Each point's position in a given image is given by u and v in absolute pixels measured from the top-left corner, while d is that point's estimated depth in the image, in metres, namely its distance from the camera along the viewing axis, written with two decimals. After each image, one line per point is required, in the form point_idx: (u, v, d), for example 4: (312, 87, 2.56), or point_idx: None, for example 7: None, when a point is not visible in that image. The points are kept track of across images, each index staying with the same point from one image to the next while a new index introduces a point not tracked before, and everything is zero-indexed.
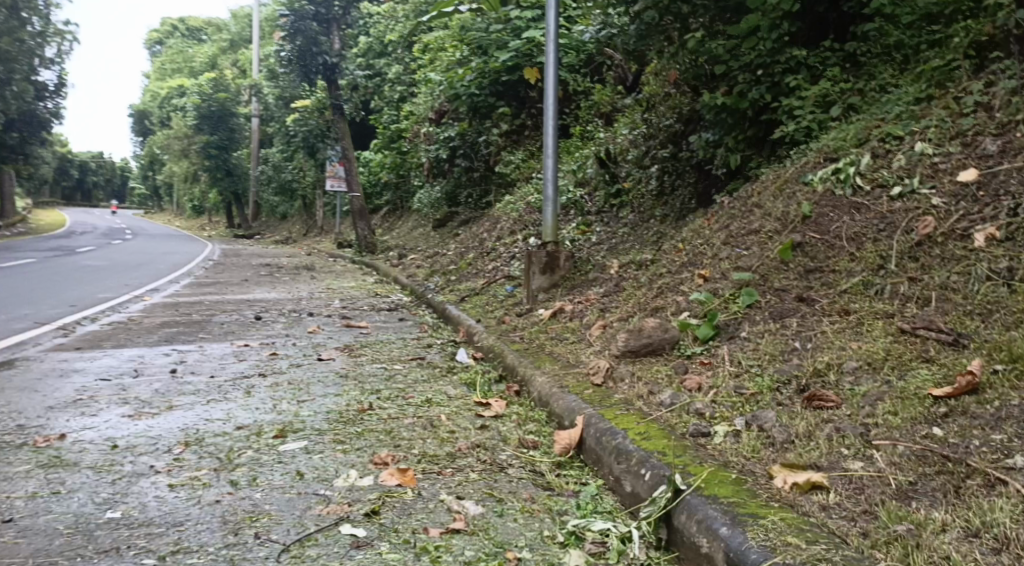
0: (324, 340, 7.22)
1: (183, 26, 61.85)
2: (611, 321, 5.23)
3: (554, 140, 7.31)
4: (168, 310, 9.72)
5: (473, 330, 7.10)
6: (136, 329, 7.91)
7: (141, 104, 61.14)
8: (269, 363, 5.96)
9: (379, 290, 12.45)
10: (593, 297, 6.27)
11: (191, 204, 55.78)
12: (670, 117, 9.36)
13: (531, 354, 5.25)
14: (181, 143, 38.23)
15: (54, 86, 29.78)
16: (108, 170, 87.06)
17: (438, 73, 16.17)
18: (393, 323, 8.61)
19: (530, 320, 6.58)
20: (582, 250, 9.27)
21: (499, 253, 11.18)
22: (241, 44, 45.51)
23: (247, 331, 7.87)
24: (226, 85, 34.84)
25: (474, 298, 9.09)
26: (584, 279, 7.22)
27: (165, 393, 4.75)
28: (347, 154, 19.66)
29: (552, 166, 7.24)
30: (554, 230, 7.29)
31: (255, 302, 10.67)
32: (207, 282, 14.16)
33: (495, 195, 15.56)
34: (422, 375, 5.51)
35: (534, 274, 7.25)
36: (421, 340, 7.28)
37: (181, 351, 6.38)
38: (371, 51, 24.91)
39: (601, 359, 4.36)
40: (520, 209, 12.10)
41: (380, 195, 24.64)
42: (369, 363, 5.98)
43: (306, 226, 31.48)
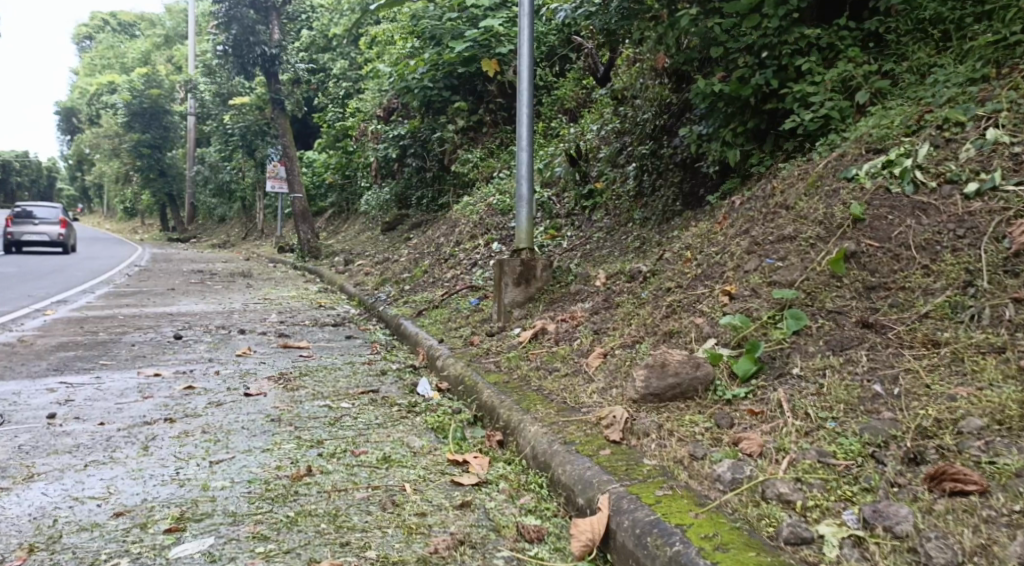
0: (256, 367, 6.17)
1: (115, 21, 59.28)
2: (613, 349, 4.28)
3: (526, 132, 6.39)
4: (74, 327, 8.53)
5: (435, 355, 6.10)
6: (21, 355, 6.80)
7: (71, 101, 58.44)
8: (179, 402, 4.98)
9: (322, 301, 11.38)
10: (579, 317, 5.34)
11: (126, 205, 53.48)
12: (649, 111, 8.47)
13: (513, 392, 4.26)
14: (113, 142, 36.31)
15: None
16: (37, 171, 83.70)
17: (386, 66, 15.11)
18: (340, 342, 7.57)
19: (505, 342, 5.61)
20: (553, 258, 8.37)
21: (457, 261, 10.20)
22: (177, 40, 43.61)
23: (162, 355, 6.77)
24: (161, 81, 33.12)
25: (428, 313, 8.13)
26: (564, 291, 6.29)
27: (20, 457, 3.84)
28: (288, 153, 18.47)
29: (527, 162, 6.35)
30: (529, 236, 6.39)
31: (179, 316, 9.52)
32: (129, 292, 12.89)
33: (448, 197, 14.55)
34: (377, 418, 4.52)
35: (508, 286, 6.31)
36: (373, 366, 6.26)
37: (70, 389, 5.36)
38: (315, 46, 23.64)
39: (612, 406, 3.38)
40: (479, 213, 11.13)
41: (325, 197, 23.40)
42: (308, 401, 4.96)
43: (246, 228, 30.02)
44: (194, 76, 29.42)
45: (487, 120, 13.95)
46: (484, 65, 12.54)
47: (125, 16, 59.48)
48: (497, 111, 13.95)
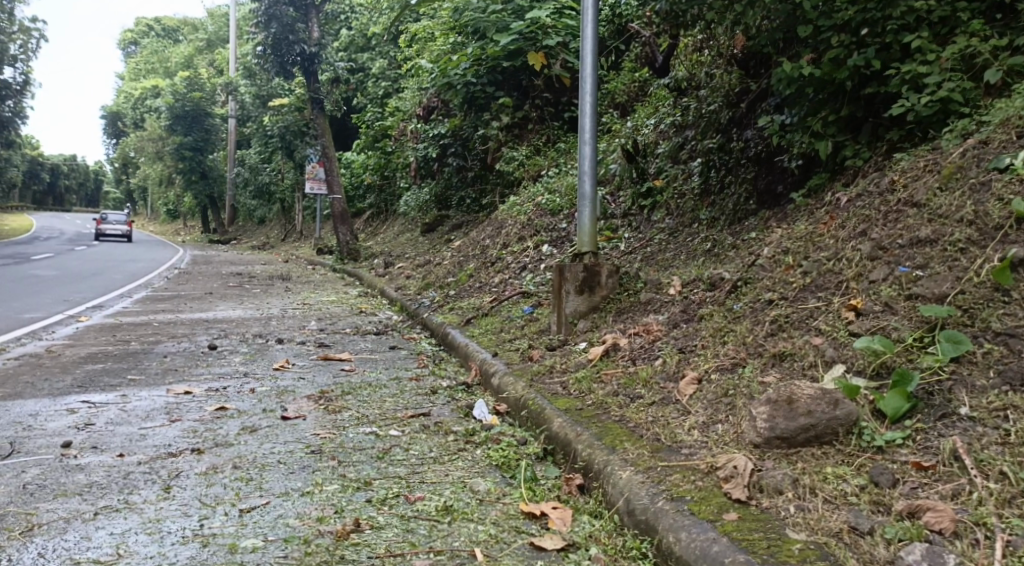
0: (295, 384, 5.61)
1: (159, 27, 59.81)
2: (710, 371, 3.64)
3: (591, 122, 5.79)
4: (104, 336, 8.08)
5: (490, 371, 5.50)
6: (49, 368, 6.32)
7: (116, 105, 59.03)
8: (209, 427, 4.43)
9: (362, 306, 10.87)
10: (656, 331, 4.70)
11: (169, 207, 53.84)
12: (714, 102, 7.77)
13: (592, 423, 3.64)
14: (156, 145, 36.36)
15: (17, 84, 28.16)
16: (84, 175, 85.10)
17: (427, 62, 14.55)
18: (383, 355, 6.99)
19: (570, 359, 4.98)
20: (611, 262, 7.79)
21: (505, 264, 9.59)
22: (220, 45, 43.66)
23: (194, 369, 6.24)
24: (203, 84, 33.04)
25: (477, 322, 7.52)
26: (632, 300, 5.66)
27: (21, 502, 3.32)
28: (327, 153, 18.05)
29: (589, 155, 5.76)
30: (592, 238, 5.77)
31: (215, 323, 9.04)
32: (166, 296, 12.50)
33: (492, 197, 13.94)
34: (432, 450, 3.93)
35: (570, 294, 5.70)
36: (420, 383, 5.67)
37: (92, 411, 4.85)
38: (353, 45, 23.20)
39: (727, 454, 2.78)
40: (527, 213, 10.51)
41: (364, 198, 22.95)
42: (352, 426, 4.39)
43: (285, 230, 29.82)
44: (234, 77, 29.25)
45: (532, 116, 13.28)
46: (531, 58, 11.73)
47: (169, 22, 59.94)
48: (542, 107, 13.30)
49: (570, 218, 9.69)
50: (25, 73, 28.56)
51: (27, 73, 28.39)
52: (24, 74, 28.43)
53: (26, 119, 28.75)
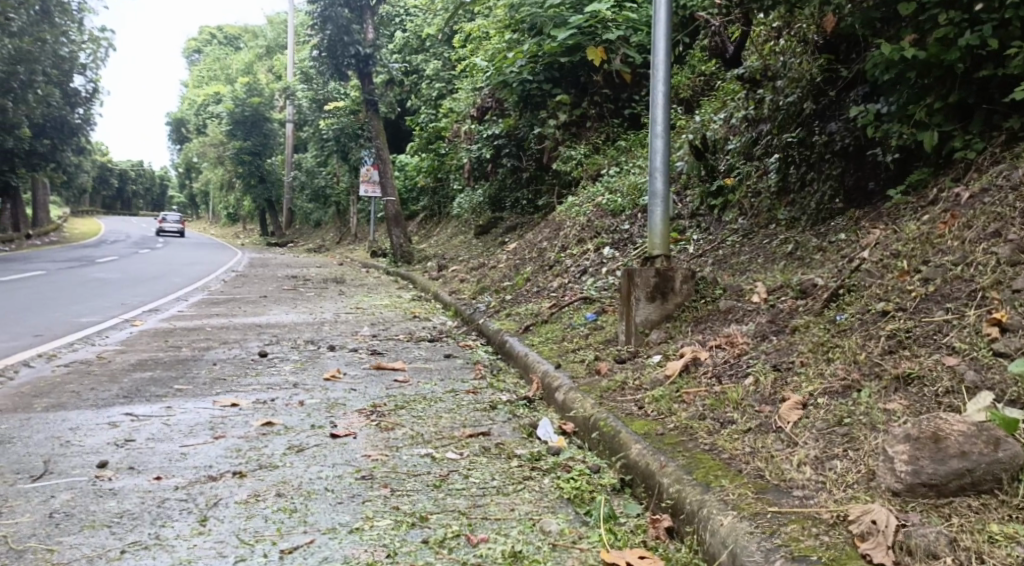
0: (345, 397, 5.25)
1: (221, 34, 60.79)
2: (815, 393, 3.20)
3: (664, 113, 5.35)
4: (156, 341, 7.85)
5: (553, 385, 5.06)
6: (98, 375, 6.07)
7: (179, 112, 60.14)
8: (254, 445, 4.06)
9: (416, 311, 10.55)
10: (742, 345, 4.26)
11: (230, 211, 54.60)
12: (791, 94, 7.26)
13: (678, 453, 3.19)
14: (216, 150, 36.79)
15: (86, 92, 28.77)
16: (148, 180, 87.05)
17: (482, 61, 14.20)
18: (438, 364, 6.61)
19: (643, 374, 4.52)
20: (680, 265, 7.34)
21: (563, 268, 9.15)
22: (278, 50, 44.04)
23: (243, 378, 5.91)
24: (261, 89, 33.31)
25: (536, 330, 7.09)
26: (708, 308, 5.16)
27: (45, 535, 3.00)
28: (381, 155, 17.82)
29: (662, 151, 5.34)
30: (664, 240, 5.33)
31: (267, 328, 8.79)
32: (220, 300, 12.33)
33: (548, 198, 13.46)
34: (495, 477, 3.53)
35: (639, 301, 5.23)
36: (477, 396, 5.26)
37: (135, 425, 4.50)
38: (408, 47, 23.01)
39: (864, 506, 2.49)
40: (586, 214, 10.06)
41: (418, 200, 22.71)
42: (405, 447, 3.99)
43: (340, 233, 29.84)
44: (291, 82, 29.36)
45: (591, 114, 12.72)
46: (590, 53, 11.25)
47: (231, 29, 60.96)
48: (602, 103, 12.76)
49: (633, 219, 9.22)
50: (94, 81, 29.22)
51: (95, 81, 28.98)
52: (93, 83, 29.01)
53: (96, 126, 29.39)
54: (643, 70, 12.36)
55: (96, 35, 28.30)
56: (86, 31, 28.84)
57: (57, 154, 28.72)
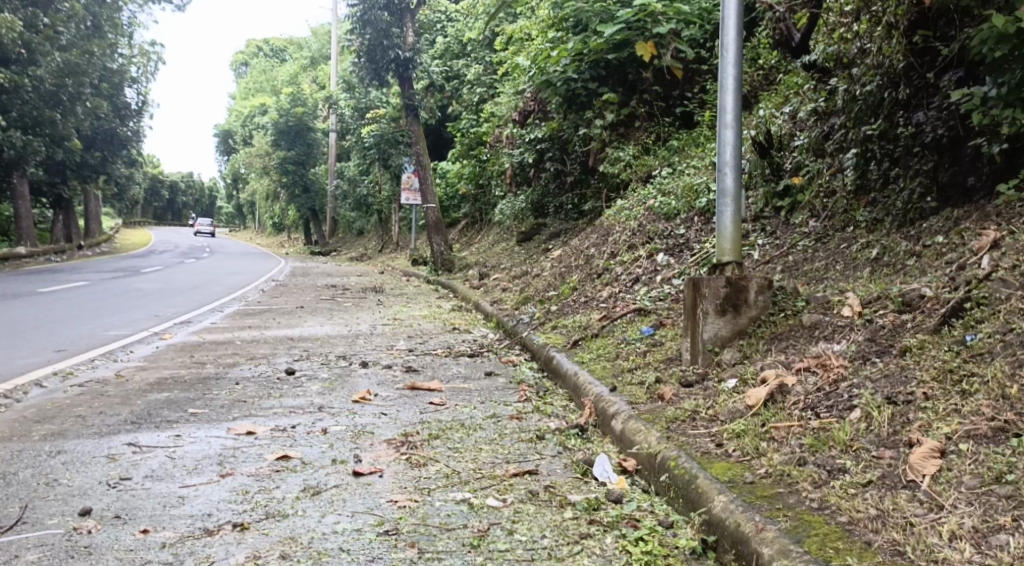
0: (374, 424, 4.65)
1: (268, 46, 61.15)
2: (953, 438, 2.69)
3: (735, 100, 4.71)
4: (180, 357, 7.34)
5: (609, 412, 4.44)
6: (113, 395, 5.58)
7: (225, 123, 60.56)
8: (264, 486, 3.42)
9: (456, 322, 9.98)
10: (838, 370, 3.61)
11: (275, 220, 54.80)
12: (870, 82, 6.56)
13: (779, 511, 2.62)
14: (260, 160, 36.74)
15: (136, 105, 29.00)
16: (196, 191, 88.14)
17: (524, 61, 13.59)
18: (478, 383, 6.00)
19: (717, 402, 3.88)
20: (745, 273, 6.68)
21: (613, 275, 8.49)
22: (321, 61, 44.00)
23: (263, 400, 5.34)
24: (305, 99, 33.17)
25: (586, 346, 6.43)
26: (789, 323, 4.47)
27: None
28: (421, 161, 17.32)
29: (732, 144, 4.70)
30: (735, 247, 4.71)
31: (299, 342, 8.27)
32: (255, 311, 11.86)
33: (594, 202, 12.79)
34: (545, 533, 2.91)
35: (708, 315, 4.57)
36: (523, 423, 4.63)
37: (135, 458, 3.91)
38: (449, 52, 22.51)
39: None
40: (637, 218, 9.39)
41: (459, 207, 22.19)
42: (440, 490, 3.39)
43: (381, 241, 29.46)
44: (335, 91, 29.17)
45: (640, 112, 12.00)
46: (639, 48, 10.59)
47: (277, 41, 61.31)
48: (652, 101, 12.03)
49: (689, 223, 8.54)
50: (143, 94, 29.30)
51: (144, 94, 29.13)
52: (142, 95, 29.10)
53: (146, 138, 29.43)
54: (695, 66, 11.66)
55: (147, 49, 28.63)
56: (136, 45, 29.23)
57: (107, 166, 28.74)
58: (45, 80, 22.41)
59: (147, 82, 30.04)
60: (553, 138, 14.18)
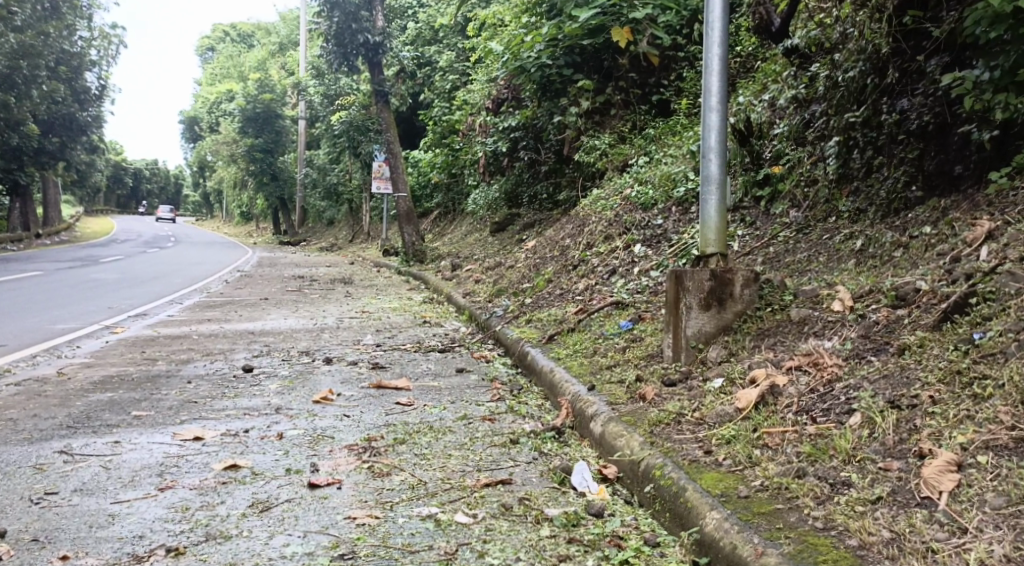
0: (336, 427, 4.36)
1: (236, 32, 60.05)
2: (970, 449, 2.49)
3: (720, 81, 4.45)
4: (132, 353, 6.96)
5: (588, 414, 4.18)
6: (55, 395, 5.23)
7: (193, 110, 59.42)
8: (207, 502, 3.18)
9: (427, 315, 9.66)
10: (832, 370, 3.36)
11: (245, 209, 53.93)
12: (852, 68, 6.35)
13: (780, 532, 2.40)
14: (228, 148, 36.04)
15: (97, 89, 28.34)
16: (164, 180, 86.65)
17: (497, 47, 13.26)
18: (448, 381, 5.70)
19: (702, 404, 3.62)
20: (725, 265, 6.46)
21: (589, 267, 8.21)
22: (291, 48, 43.23)
23: (216, 401, 5.01)
24: (274, 86, 32.54)
25: (561, 341, 6.15)
26: (777, 318, 4.22)
27: None
28: (392, 149, 16.93)
29: (717, 128, 4.45)
30: (720, 237, 4.46)
31: (261, 336, 7.92)
32: (218, 303, 11.46)
33: (568, 192, 12.52)
34: (506, 554, 2.69)
35: (691, 309, 4.32)
36: (494, 426, 4.35)
37: (66, 468, 3.63)
38: (420, 38, 22.07)
39: None
40: (613, 208, 9.12)
41: (431, 197, 21.80)
42: (402, 504, 3.13)
43: (352, 231, 28.97)
44: (304, 78, 28.62)
45: (616, 100, 11.75)
46: (615, 33, 10.32)
47: (245, 27, 60.21)
48: (628, 88, 11.77)
49: (667, 213, 8.31)
50: (104, 78, 28.60)
51: (105, 78, 28.45)
52: (103, 80, 28.37)
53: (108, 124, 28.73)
54: (671, 52, 11.41)
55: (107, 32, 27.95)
56: (97, 28, 28.57)
57: (68, 153, 27.91)
58: None
59: (109, 66, 29.32)
60: (526, 126, 13.87)
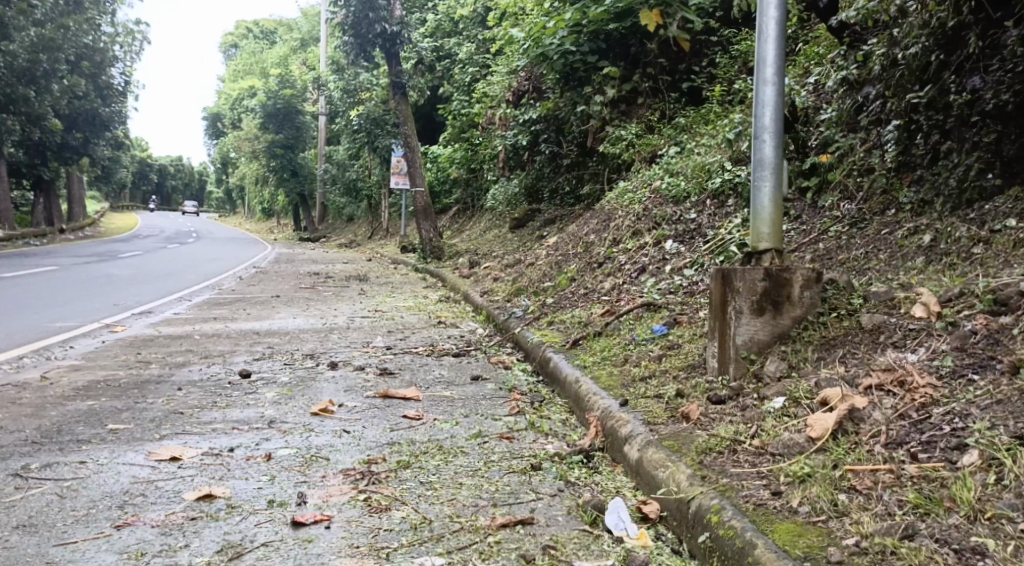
0: (332, 446, 3.82)
1: (258, 28, 59.83)
2: None
3: (777, 48, 3.81)
4: (124, 354, 6.44)
5: (621, 434, 3.61)
6: (29, 403, 4.73)
7: (213, 106, 59.18)
8: (169, 545, 2.66)
9: (442, 314, 9.12)
10: (926, 390, 2.78)
11: (264, 205, 53.66)
12: (912, 45, 5.74)
13: None
14: (247, 143, 35.73)
15: (121, 86, 28.14)
16: (186, 176, 86.82)
17: (518, 35, 12.66)
18: (463, 390, 5.14)
19: (763, 427, 3.03)
20: None
21: (617, 264, 7.61)
22: (312, 43, 42.88)
23: (202, 412, 4.47)
24: (293, 81, 32.15)
25: (587, 346, 5.57)
26: (845, 327, 3.61)
27: None
28: (410, 142, 16.40)
29: (773, 105, 3.84)
30: (775, 231, 3.86)
31: (265, 337, 7.40)
32: (227, 300, 10.98)
33: (592, 186, 11.93)
34: None
35: (741, 315, 3.72)
36: (513, 446, 3.78)
37: (16, 495, 3.12)
38: (440, 30, 21.50)
39: None
40: (642, 202, 8.52)
41: (450, 193, 21.27)
42: (400, 552, 2.60)
43: (371, 228, 28.51)
44: (322, 72, 28.19)
45: (644, 88, 11.15)
46: (642, 16, 9.64)
47: (265, 23, 60.02)
48: (656, 75, 11.17)
49: (701, 207, 7.72)
50: (126, 73, 28.36)
51: (128, 73, 28.23)
52: (125, 75, 28.14)
53: (127, 118, 28.47)
54: (703, 37, 10.83)
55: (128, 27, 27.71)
56: (120, 23, 28.34)
57: (88, 148, 27.61)
58: (18, 56, 21.51)
59: (130, 61, 29.10)
60: (548, 118, 13.28)
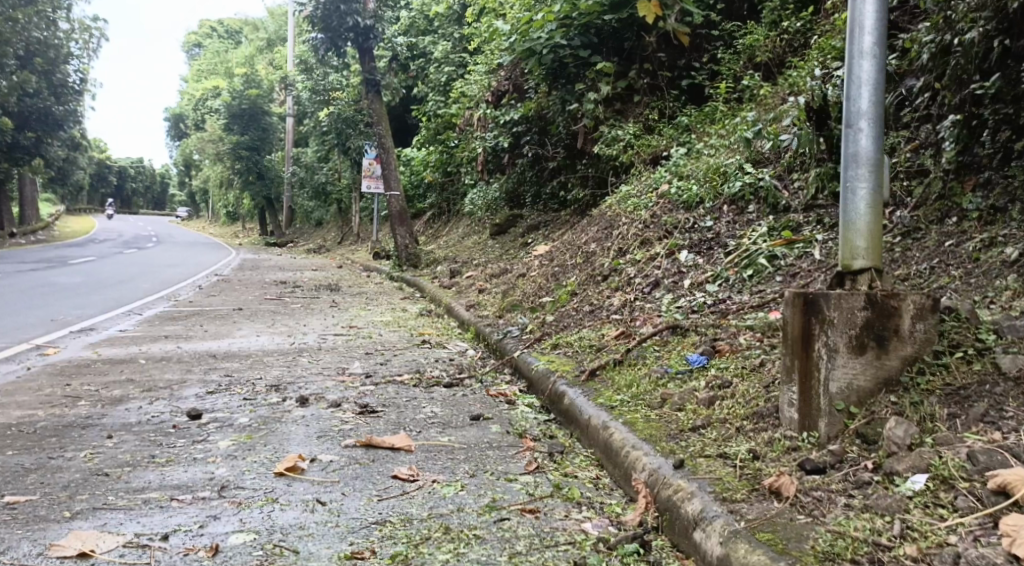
0: (305, 529, 2.96)
1: (224, 29, 58.35)
2: None
3: (876, 12, 2.99)
4: (52, 387, 5.45)
5: (685, 513, 2.76)
6: None
7: (178, 107, 57.53)
8: None
9: (424, 332, 8.19)
10: None
11: (230, 208, 52.22)
12: (969, 29, 4.95)
13: None
14: (213, 146, 34.43)
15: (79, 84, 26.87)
16: (149, 178, 84.73)
17: (501, 28, 11.78)
18: (461, 435, 4.23)
19: (908, 523, 2.32)
20: (811, 279, 5.07)
21: (625, 278, 6.75)
22: (280, 44, 41.72)
23: (133, 474, 3.56)
24: (260, 81, 30.97)
25: (608, 379, 4.67)
26: (976, 370, 2.86)
27: None
28: (384, 144, 15.44)
29: (870, 84, 3.01)
30: (873, 243, 3.02)
31: (223, 362, 6.43)
32: (183, 314, 9.94)
33: (581, 189, 11.08)
34: None
35: (835, 354, 2.86)
36: (539, 528, 2.94)
37: None
38: (414, 28, 20.55)
39: None
40: (648, 208, 7.68)
41: (424, 197, 20.33)
42: None
43: (341, 233, 27.42)
44: (290, 73, 27.10)
45: (640, 85, 10.31)
46: (638, 6, 8.39)
47: (232, 23, 58.56)
48: (654, 71, 10.35)
49: (717, 213, 6.90)
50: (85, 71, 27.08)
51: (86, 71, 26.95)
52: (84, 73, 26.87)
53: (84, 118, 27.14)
54: (704, 30, 10.15)
55: (86, 23, 26.46)
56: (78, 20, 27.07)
57: (43, 148, 26.24)
58: None
59: (89, 59, 27.82)
60: (531, 118, 12.40)
